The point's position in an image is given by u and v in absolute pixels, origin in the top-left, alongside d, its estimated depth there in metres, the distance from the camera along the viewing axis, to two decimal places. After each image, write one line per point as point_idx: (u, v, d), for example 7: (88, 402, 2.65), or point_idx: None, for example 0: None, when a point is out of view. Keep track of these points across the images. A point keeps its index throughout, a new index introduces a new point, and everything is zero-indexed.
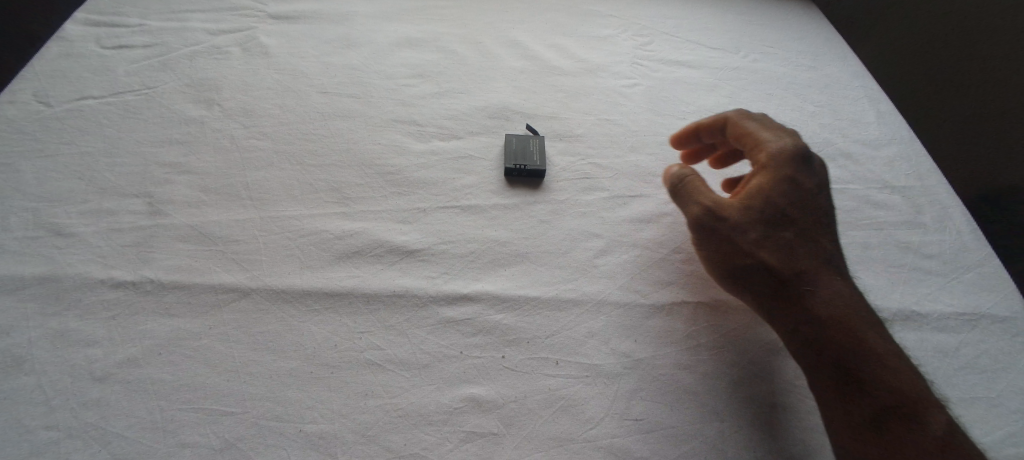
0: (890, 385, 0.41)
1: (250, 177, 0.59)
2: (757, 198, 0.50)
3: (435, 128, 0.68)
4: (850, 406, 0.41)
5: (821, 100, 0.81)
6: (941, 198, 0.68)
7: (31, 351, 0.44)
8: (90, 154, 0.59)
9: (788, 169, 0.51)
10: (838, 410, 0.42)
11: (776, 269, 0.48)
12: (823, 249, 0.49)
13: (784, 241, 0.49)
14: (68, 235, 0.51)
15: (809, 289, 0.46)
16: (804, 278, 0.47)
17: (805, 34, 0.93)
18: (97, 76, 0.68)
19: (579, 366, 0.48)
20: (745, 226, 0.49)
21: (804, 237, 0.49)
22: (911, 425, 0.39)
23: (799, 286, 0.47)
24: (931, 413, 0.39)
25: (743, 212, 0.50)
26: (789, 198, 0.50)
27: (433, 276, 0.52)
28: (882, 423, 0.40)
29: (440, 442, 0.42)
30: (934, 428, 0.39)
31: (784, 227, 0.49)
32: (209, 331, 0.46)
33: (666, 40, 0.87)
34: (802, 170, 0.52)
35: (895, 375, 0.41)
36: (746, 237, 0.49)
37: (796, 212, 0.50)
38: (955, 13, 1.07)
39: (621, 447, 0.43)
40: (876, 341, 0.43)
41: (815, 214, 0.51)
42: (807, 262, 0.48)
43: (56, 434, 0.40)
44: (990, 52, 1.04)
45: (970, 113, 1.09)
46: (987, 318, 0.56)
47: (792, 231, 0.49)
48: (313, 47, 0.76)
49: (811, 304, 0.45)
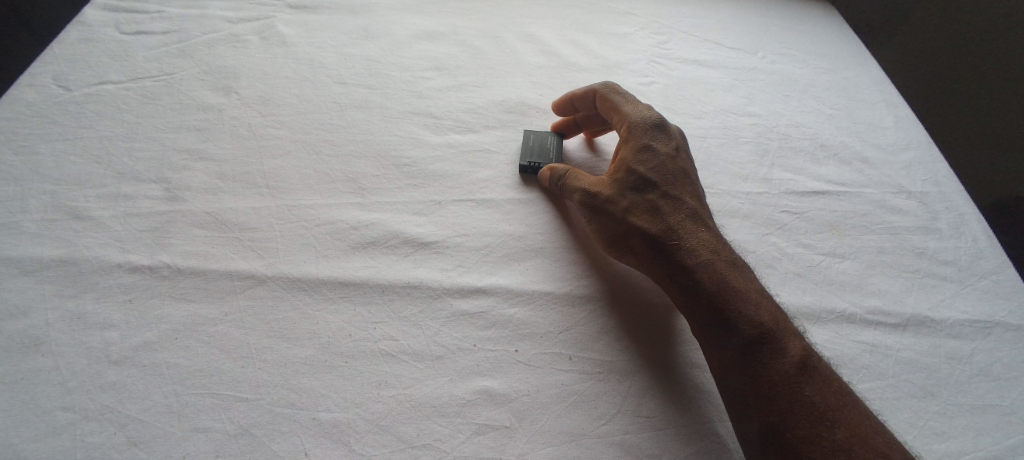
0: (754, 324, 0.44)
1: (266, 166, 0.59)
2: (621, 171, 0.55)
3: (451, 121, 0.67)
4: (723, 349, 0.45)
5: (839, 103, 0.80)
6: (957, 204, 0.67)
7: (48, 332, 0.44)
8: (108, 138, 0.59)
9: (639, 145, 0.55)
10: (715, 351, 0.46)
11: (646, 230, 0.51)
12: (687, 204, 0.53)
13: (643, 203, 0.52)
14: (86, 219, 0.52)
15: (676, 242, 0.50)
16: (672, 233, 0.50)
17: (825, 37, 0.92)
18: (117, 61, 0.68)
19: (592, 362, 0.47)
20: (616, 197, 0.54)
21: (670, 196, 0.53)
22: (775, 356, 0.43)
23: (666, 241, 0.50)
24: (789, 343, 0.44)
25: (612, 185, 0.54)
26: (647, 163, 0.54)
27: (447, 269, 0.52)
28: (755, 362, 0.43)
29: (453, 434, 0.42)
30: (791, 358, 0.43)
31: (646, 190, 0.53)
32: (226, 317, 0.46)
33: (685, 39, 0.87)
34: (656, 134, 0.56)
35: (757, 312, 0.45)
36: (616, 206, 0.53)
37: (664, 201, 0.52)
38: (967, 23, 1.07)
39: (633, 445, 0.43)
40: (750, 288, 0.47)
41: (678, 176, 0.54)
42: (673, 218, 0.51)
43: (72, 416, 0.40)
44: (1000, 63, 1.04)
45: (973, 123, 1.11)
46: (1002, 325, 0.56)
47: (655, 191, 0.53)
48: (331, 38, 0.76)
49: (679, 257, 0.49)
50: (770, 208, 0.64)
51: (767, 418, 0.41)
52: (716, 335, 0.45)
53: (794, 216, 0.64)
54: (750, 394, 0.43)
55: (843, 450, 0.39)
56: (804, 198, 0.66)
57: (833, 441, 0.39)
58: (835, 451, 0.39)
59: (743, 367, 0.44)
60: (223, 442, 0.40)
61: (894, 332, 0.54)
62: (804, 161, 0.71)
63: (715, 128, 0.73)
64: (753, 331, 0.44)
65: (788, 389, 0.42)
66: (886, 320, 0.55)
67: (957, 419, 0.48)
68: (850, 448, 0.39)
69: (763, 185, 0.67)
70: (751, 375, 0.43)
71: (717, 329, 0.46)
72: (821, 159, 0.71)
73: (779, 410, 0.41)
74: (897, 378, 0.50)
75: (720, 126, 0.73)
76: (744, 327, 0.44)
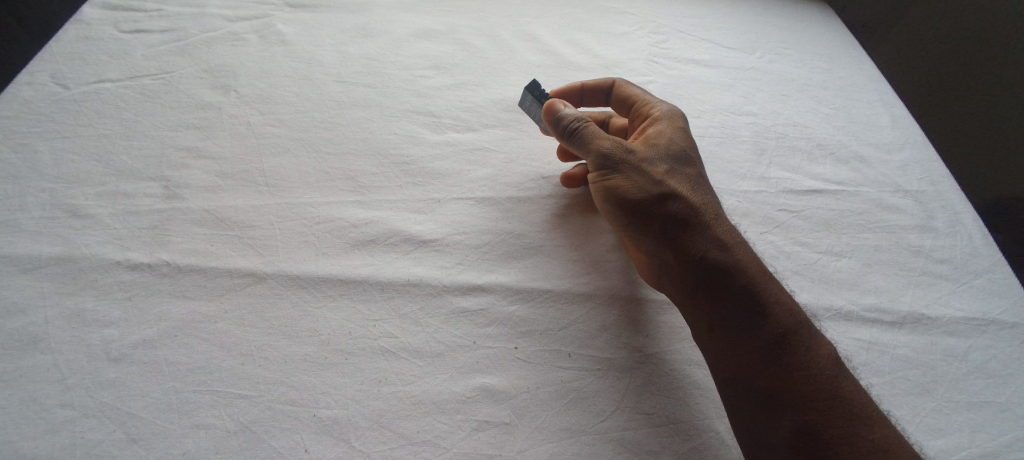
0: (790, 312, 0.46)
1: (265, 164, 0.59)
2: (661, 142, 0.55)
3: (450, 119, 0.68)
4: (757, 331, 0.45)
5: (835, 102, 0.80)
6: (953, 203, 0.68)
7: (46, 330, 0.44)
8: (107, 136, 0.59)
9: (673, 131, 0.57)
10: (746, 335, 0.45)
11: (687, 200, 0.51)
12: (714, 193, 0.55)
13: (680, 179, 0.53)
14: (85, 216, 0.52)
15: (714, 220, 0.51)
16: (709, 211, 0.51)
17: (822, 37, 0.92)
18: (115, 60, 0.68)
19: (591, 359, 0.48)
20: (655, 163, 0.53)
21: (701, 180, 0.55)
22: (810, 348, 0.44)
23: (703, 217, 0.51)
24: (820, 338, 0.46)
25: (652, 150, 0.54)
26: (685, 145, 0.56)
27: (447, 266, 0.52)
28: (793, 352, 0.44)
29: (452, 430, 0.42)
30: (824, 352, 0.45)
31: (685, 168, 0.54)
32: (225, 315, 0.46)
33: (682, 39, 0.87)
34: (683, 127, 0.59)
35: (789, 300, 0.47)
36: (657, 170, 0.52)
37: (698, 183, 0.54)
38: (963, 19, 1.07)
39: (633, 441, 0.43)
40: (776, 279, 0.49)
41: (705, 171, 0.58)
42: (707, 200, 0.53)
43: (70, 413, 0.40)
44: (997, 59, 1.05)
45: (974, 119, 1.12)
46: (997, 323, 0.56)
47: (692, 171, 0.55)
48: (329, 36, 0.76)
49: (718, 234, 0.50)
50: (768, 206, 0.65)
51: (804, 416, 0.41)
52: (752, 313, 0.45)
53: (792, 214, 0.64)
54: (781, 388, 0.42)
55: (880, 450, 0.40)
56: (801, 197, 0.66)
57: (871, 439, 0.40)
58: (872, 452, 0.40)
59: (781, 355, 0.44)
60: (222, 439, 0.40)
61: (891, 329, 0.54)
62: (801, 159, 0.71)
63: (713, 127, 0.73)
64: (787, 319, 0.45)
65: (827, 383, 0.43)
66: (883, 317, 0.55)
67: (954, 415, 0.49)
68: (887, 447, 0.40)
69: (760, 183, 0.67)
70: (790, 366, 0.43)
71: (755, 309, 0.46)
72: (818, 158, 0.72)
73: (817, 407, 0.42)
74: (893, 375, 0.51)
75: (718, 125, 0.74)
76: (780, 315, 0.45)
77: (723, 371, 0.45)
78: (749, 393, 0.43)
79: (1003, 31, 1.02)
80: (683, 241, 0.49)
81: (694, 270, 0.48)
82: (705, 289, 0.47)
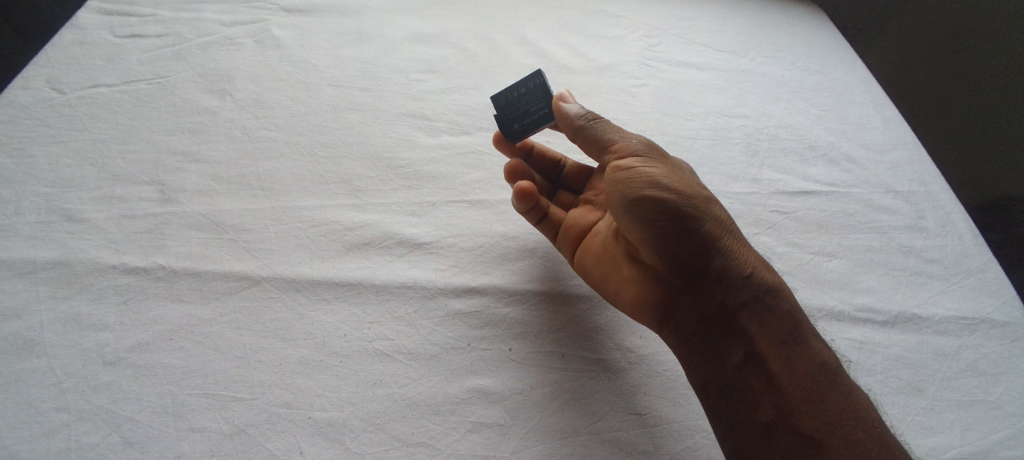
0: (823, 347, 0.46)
1: (260, 168, 0.59)
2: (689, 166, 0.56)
3: (445, 122, 0.68)
4: (800, 364, 0.45)
5: (827, 104, 0.81)
6: (944, 203, 0.69)
7: (42, 333, 0.44)
8: (102, 140, 0.59)
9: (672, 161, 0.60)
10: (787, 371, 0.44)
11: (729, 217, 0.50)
12: None
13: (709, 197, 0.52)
14: (80, 221, 0.52)
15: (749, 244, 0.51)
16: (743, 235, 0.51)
17: (813, 39, 0.93)
18: (111, 64, 0.68)
19: (585, 360, 0.48)
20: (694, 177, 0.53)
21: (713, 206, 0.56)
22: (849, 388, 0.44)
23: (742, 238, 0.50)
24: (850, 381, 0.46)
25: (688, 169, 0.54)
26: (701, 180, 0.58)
27: (441, 269, 0.53)
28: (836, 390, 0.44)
29: (447, 432, 0.43)
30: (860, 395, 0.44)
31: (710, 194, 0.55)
32: (220, 318, 0.47)
33: (675, 42, 0.88)
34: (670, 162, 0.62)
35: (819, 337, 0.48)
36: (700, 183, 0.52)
37: None
38: (957, 21, 1.09)
39: (626, 442, 0.44)
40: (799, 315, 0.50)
41: None
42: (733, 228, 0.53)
43: (67, 417, 0.40)
44: (996, 59, 1.06)
45: (974, 122, 1.11)
46: (988, 322, 0.57)
47: None
48: (324, 40, 0.76)
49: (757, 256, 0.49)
50: (760, 207, 0.65)
51: None
52: (795, 344, 0.45)
53: (784, 215, 0.65)
54: (826, 432, 0.42)
55: None
56: (793, 198, 0.67)
57: None
58: None
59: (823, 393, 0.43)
60: (218, 441, 0.40)
61: (883, 329, 0.55)
62: (793, 161, 0.72)
63: (706, 129, 0.74)
64: (820, 351, 0.46)
65: (870, 428, 0.42)
66: (875, 317, 0.56)
67: (945, 414, 0.49)
68: None
69: (753, 185, 0.68)
70: (834, 406, 0.43)
71: (796, 340, 0.46)
72: (810, 160, 0.72)
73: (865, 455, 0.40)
74: (885, 374, 0.51)
75: (711, 127, 0.74)
76: (817, 347, 0.46)
77: (764, 414, 0.43)
78: (796, 436, 0.42)
79: (999, 31, 1.04)
80: (727, 258, 0.47)
81: (738, 291, 0.46)
82: (746, 313, 0.46)
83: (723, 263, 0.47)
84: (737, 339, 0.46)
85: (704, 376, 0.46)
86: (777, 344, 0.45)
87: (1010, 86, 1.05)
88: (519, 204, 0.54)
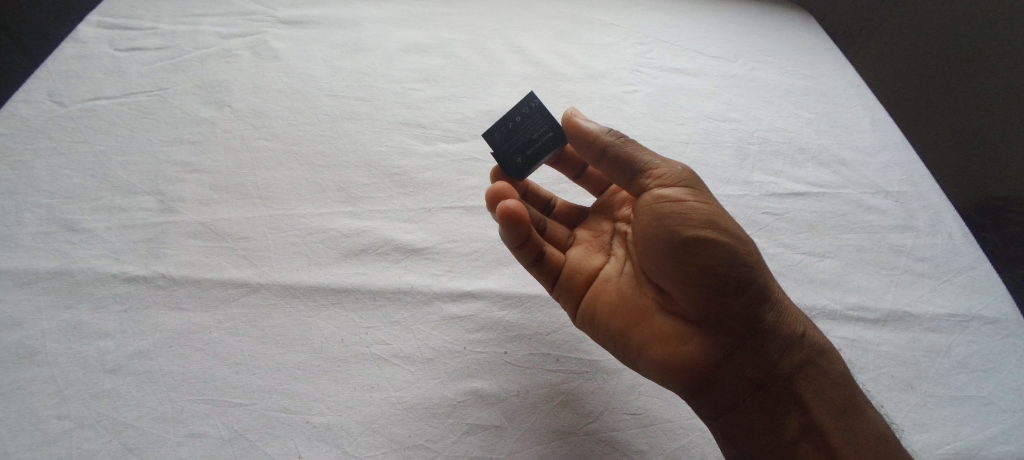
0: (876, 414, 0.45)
1: (259, 177, 0.60)
2: None
3: (440, 130, 0.69)
4: (858, 433, 0.43)
5: (816, 107, 0.83)
6: (933, 203, 0.70)
7: (43, 342, 0.45)
8: (103, 152, 0.60)
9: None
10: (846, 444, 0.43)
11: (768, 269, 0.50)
12: None
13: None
14: (81, 231, 0.53)
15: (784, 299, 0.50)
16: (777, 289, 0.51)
17: (802, 44, 0.95)
18: (111, 77, 0.69)
19: (579, 362, 0.49)
20: None
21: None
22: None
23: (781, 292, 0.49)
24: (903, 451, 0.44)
25: None
26: None
27: (437, 274, 0.53)
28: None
29: (444, 434, 0.43)
30: None
31: None
32: (219, 325, 0.47)
33: (666, 49, 0.89)
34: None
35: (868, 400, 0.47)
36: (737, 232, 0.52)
37: None
38: (952, 24, 1.08)
39: (622, 442, 0.44)
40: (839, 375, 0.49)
41: None
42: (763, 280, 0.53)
43: (68, 424, 0.41)
44: (994, 62, 1.06)
45: (974, 125, 1.13)
46: (979, 319, 0.57)
47: None
48: (321, 51, 0.78)
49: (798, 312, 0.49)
50: (752, 210, 0.66)
51: None
52: (851, 410, 0.44)
53: (775, 217, 0.66)
54: None
55: None
56: (784, 200, 0.68)
57: None
58: None
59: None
60: (217, 446, 0.41)
61: (874, 327, 0.56)
62: (783, 163, 0.73)
63: (697, 134, 0.75)
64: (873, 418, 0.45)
65: None
66: (866, 316, 0.57)
67: (938, 410, 0.50)
68: None
69: (744, 188, 0.69)
70: None
71: (849, 406, 0.45)
72: (800, 162, 0.74)
73: None
74: (877, 372, 0.52)
75: (702, 131, 0.76)
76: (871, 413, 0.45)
77: None
78: None
79: (994, 34, 1.04)
80: (777, 317, 0.46)
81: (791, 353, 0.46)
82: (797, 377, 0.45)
83: (774, 321, 0.46)
84: (789, 406, 0.45)
85: (757, 445, 0.44)
86: (831, 409, 0.44)
87: (1007, 87, 1.07)
88: (503, 230, 0.47)
